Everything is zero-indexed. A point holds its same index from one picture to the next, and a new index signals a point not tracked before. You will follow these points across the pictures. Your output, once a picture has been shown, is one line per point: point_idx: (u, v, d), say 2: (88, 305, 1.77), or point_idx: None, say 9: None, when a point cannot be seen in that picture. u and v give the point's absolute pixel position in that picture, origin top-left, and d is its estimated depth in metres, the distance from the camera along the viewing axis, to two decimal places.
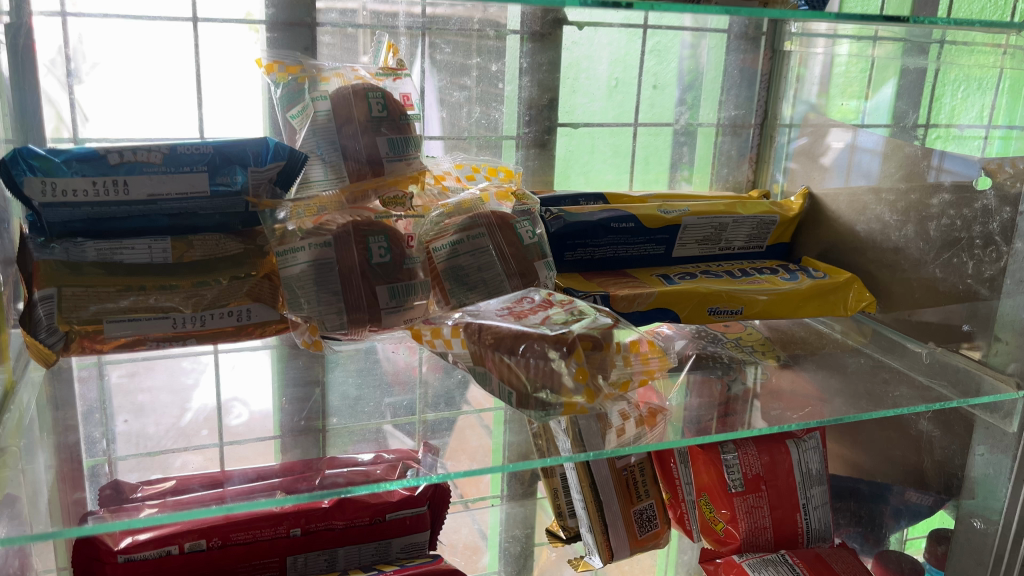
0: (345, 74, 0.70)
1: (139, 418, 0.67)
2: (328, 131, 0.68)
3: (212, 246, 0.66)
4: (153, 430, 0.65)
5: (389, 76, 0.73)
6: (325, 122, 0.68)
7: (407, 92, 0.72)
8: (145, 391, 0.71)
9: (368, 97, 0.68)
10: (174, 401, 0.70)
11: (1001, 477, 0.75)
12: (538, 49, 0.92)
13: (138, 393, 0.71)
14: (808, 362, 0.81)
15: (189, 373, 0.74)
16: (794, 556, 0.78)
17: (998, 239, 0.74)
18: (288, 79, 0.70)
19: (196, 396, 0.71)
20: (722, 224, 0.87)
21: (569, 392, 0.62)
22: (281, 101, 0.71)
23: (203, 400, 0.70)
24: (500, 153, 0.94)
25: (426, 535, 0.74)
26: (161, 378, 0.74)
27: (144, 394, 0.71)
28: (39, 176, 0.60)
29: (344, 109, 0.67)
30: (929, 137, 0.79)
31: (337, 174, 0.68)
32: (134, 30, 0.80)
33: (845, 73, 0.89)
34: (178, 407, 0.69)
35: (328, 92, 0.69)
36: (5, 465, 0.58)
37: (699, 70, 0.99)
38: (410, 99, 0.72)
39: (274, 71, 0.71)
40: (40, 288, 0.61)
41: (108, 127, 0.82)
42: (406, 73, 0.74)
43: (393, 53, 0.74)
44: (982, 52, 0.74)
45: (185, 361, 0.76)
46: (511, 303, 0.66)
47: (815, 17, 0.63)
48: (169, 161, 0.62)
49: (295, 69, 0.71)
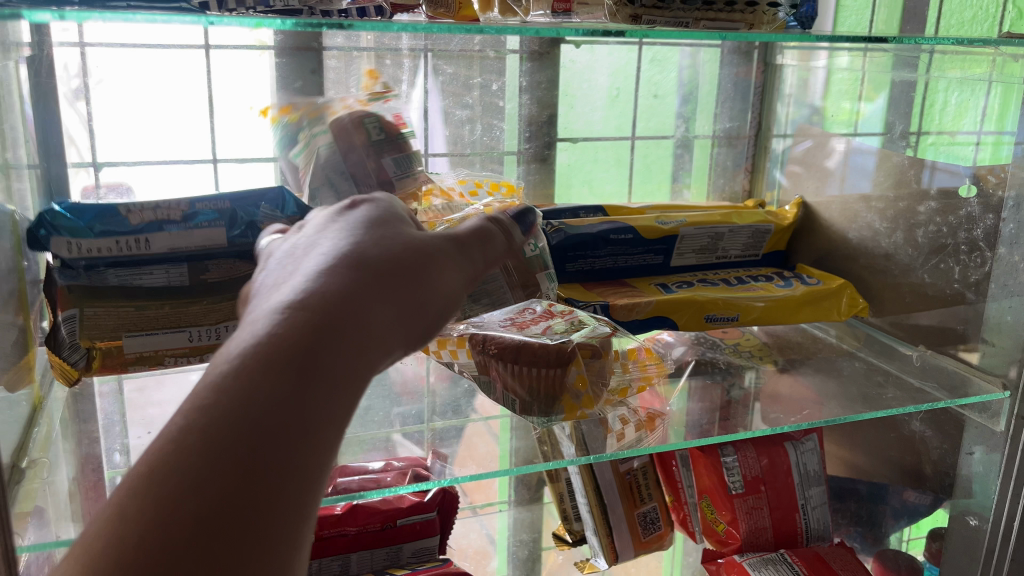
0: (335, 105, 0.73)
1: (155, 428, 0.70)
2: (334, 161, 0.70)
3: (227, 268, 0.67)
4: None
5: (379, 100, 0.75)
6: (329, 155, 0.70)
7: (400, 113, 0.75)
8: (157, 405, 0.73)
9: (365, 124, 0.70)
10: None
11: (991, 476, 0.77)
12: (537, 67, 0.95)
13: (150, 407, 0.73)
14: (805, 366, 0.85)
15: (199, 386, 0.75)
16: (794, 555, 0.81)
17: (982, 245, 0.76)
18: (283, 121, 0.73)
19: None
20: (718, 233, 0.89)
21: (567, 394, 0.66)
22: (283, 145, 0.74)
23: None
24: (502, 168, 0.97)
25: (435, 539, 0.78)
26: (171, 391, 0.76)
27: (155, 407, 0.72)
28: (64, 237, 0.62)
29: (345, 138, 0.70)
30: (923, 144, 0.82)
31: (354, 204, 0.69)
32: (148, 58, 0.82)
33: (842, 82, 0.91)
34: None
35: (326, 125, 0.71)
36: (36, 476, 0.59)
37: (696, 82, 1.03)
38: (401, 117, 0.74)
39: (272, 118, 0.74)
40: (63, 309, 0.64)
41: (123, 149, 0.84)
42: (393, 94, 0.77)
43: (374, 78, 0.77)
44: (975, 61, 0.74)
45: (194, 374, 0.75)
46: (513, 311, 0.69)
47: (797, 39, 0.66)
48: (188, 218, 0.65)
49: (287, 110, 0.73)
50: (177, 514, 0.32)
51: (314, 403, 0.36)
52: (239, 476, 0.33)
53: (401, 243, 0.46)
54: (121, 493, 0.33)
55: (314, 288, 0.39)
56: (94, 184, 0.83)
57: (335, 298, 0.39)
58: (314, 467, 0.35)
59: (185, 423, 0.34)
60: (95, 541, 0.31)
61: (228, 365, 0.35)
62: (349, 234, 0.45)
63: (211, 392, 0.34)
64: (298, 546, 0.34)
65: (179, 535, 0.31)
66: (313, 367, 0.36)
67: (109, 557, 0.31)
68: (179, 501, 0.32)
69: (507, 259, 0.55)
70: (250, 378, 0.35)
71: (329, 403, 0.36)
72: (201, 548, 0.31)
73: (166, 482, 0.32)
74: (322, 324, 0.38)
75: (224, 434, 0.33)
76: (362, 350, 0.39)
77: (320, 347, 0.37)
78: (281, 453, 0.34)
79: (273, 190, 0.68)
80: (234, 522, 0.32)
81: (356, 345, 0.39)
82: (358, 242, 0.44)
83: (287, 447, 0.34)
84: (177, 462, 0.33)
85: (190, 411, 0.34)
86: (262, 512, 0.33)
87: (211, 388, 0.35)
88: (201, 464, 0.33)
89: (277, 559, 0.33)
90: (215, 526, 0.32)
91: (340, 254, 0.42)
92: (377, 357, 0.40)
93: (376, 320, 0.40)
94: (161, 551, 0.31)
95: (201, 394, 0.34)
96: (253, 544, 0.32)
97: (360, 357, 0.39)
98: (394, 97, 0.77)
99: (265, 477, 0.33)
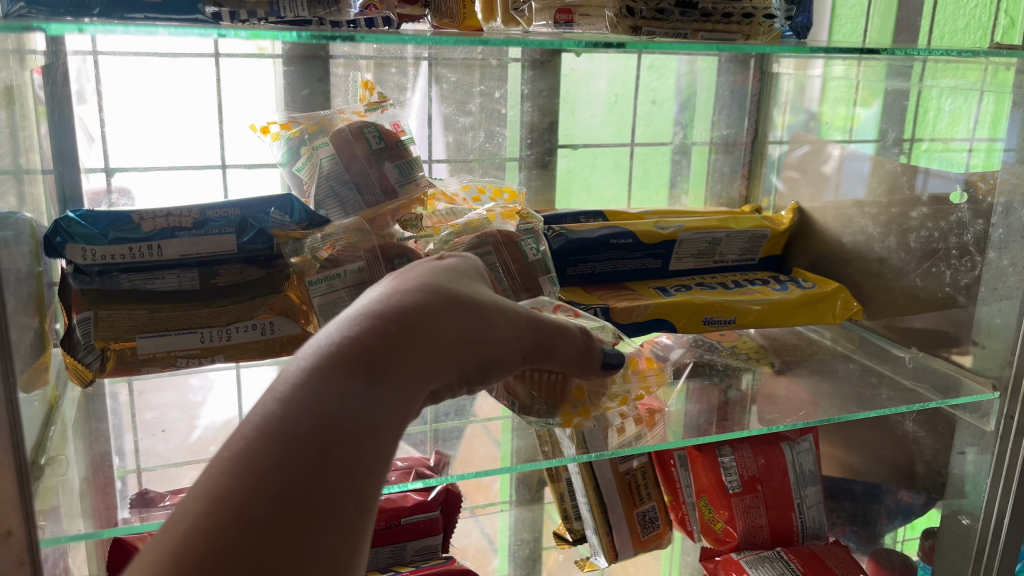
0: (332, 119, 0.75)
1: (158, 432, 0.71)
2: (337, 172, 0.71)
3: (236, 273, 0.69)
4: (162, 447, 0.70)
5: (375, 110, 0.77)
6: (331, 166, 0.71)
7: (396, 121, 0.77)
8: (155, 408, 0.75)
9: (364, 133, 0.72)
10: (184, 418, 0.74)
11: (982, 475, 0.79)
12: (538, 75, 0.97)
13: (148, 411, 0.74)
14: (800, 368, 0.87)
15: (196, 392, 0.78)
16: (789, 553, 0.83)
17: (973, 250, 0.78)
18: (284, 137, 0.75)
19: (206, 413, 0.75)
20: (715, 238, 0.91)
21: (567, 407, 0.68)
22: (286, 159, 0.75)
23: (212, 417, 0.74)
24: (504, 174, 0.99)
25: (438, 538, 0.80)
26: (170, 395, 0.77)
27: (153, 411, 0.74)
28: (79, 244, 0.64)
29: (346, 150, 0.71)
30: (915, 152, 0.84)
31: (360, 211, 0.71)
32: (160, 66, 0.84)
33: (837, 90, 0.93)
34: (189, 424, 0.73)
35: (327, 137, 0.72)
36: (53, 473, 0.61)
37: (694, 89, 1.05)
38: (399, 124, 0.76)
39: (275, 134, 0.76)
40: (78, 312, 0.65)
41: (134, 155, 0.86)
42: (389, 104, 0.78)
43: (370, 89, 0.79)
44: (968, 69, 0.76)
45: (192, 379, 0.79)
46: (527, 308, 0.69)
47: (792, 51, 0.67)
48: (199, 224, 0.67)
49: (287, 126, 0.75)
50: (249, 502, 0.35)
51: (376, 412, 0.39)
52: (305, 470, 0.36)
53: (472, 282, 0.48)
54: (202, 480, 0.35)
55: (387, 305, 0.42)
56: (106, 188, 0.85)
57: (408, 314, 0.42)
58: (369, 473, 0.38)
59: (265, 413, 0.37)
60: (177, 524, 0.34)
61: (304, 364, 0.39)
62: (427, 262, 0.47)
63: (291, 388, 0.38)
64: (354, 545, 0.37)
65: (257, 517, 0.34)
66: (379, 376, 0.40)
67: (193, 540, 0.34)
68: (253, 491, 0.35)
69: (580, 363, 0.53)
70: (323, 380, 0.38)
71: (389, 411, 0.40)
72: (270, 532, 0.34)
73: (241, 473, 0.35)
74: (392, 336, 0.41)
75: (296, 431, 0.37)
76: (422, 373, 0.42)
77: (387, 356, 0.40)
78: (342, 454, 0.37)
79: (282, 199, 0.71)
80: (298, 513, 0.35)
81: (419, 363, 0.42)
82: (433, 269, 0.46)
83: (347, 449, 0.38)
84: (255, 454, 0.36)
85: (269, 405, 0.37)
86: (324, 509, 0.36)
87: (288, 385, 0.38)
88: (275, 457, 0.36)
89: (334, 552, 0.36)
90: (282, 515, 0.35)
91: (414, 274, 0.45)
92: (437, 377, 0.43)
93: (440, 342, 0.43)
94: (234, 535, 0.34)
95: (281, 388, 0.38)
96: (317, 532, 0.36)
97: (422, 375, 0.42)
98: (390, 107, 0.79)
99: (327, 475, 0.36)
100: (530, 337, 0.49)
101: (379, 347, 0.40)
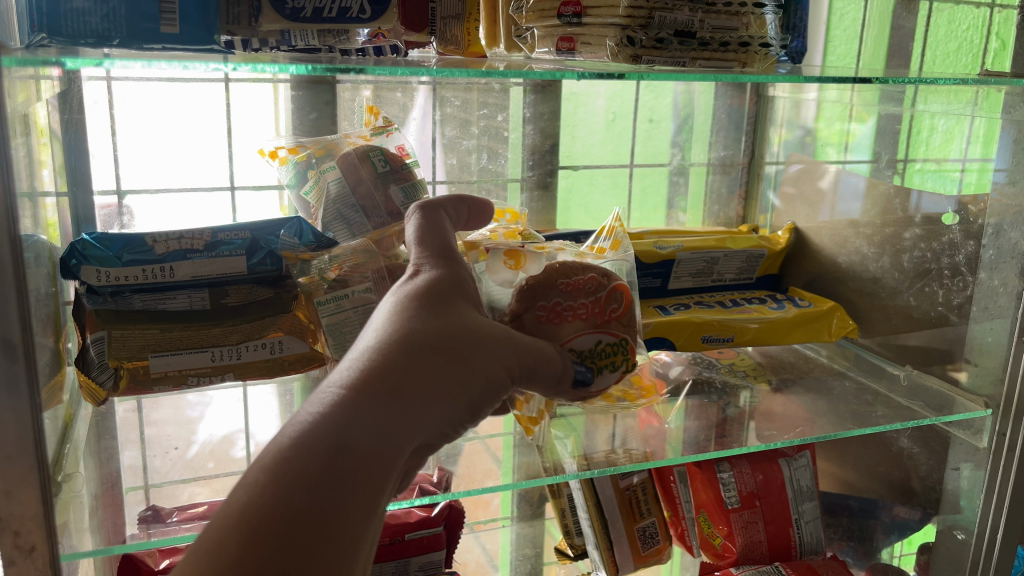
0: (339, 144, 0.77)
1: (161, 450, 0.73)
2: (344, 196, 0.73)
3: (245, 293, 0.70)
4: (159, 463, 0.71)
5: (381, 133, 0.79)
6: (338, 189, 0.73)
7: (401, 144, 0.79)
8: (154, 424, 0.76)
9: (370, 157, 0.74)
10: (182, 434, 0.75)
11: (976, 490, 0.81)
12: (540, 99, 0.99)
13: (147, 426, 0.76)
14: (797, 386, 0.88)
15: (194, 408, 0.80)
16: (788, 567, 0.84)
17: (964, 270, 0.80)
18: (290, 161, 0.77)
19: (203, 429, 0.77)
20: (713, 258, 0.93)
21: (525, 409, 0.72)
22: (292, 182, 0.77)
23: (210, 432, 0.76)
24: (506, 194, 1.01)
25: (442, 553, 0.81)
26: (168, 411, 0.78)
27: (151, 428, 0.75)
28: (93, 265, 0.65)
29: (353, 174, 0.73)
30: (909, 172, 0.86)
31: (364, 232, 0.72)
32: (169, 90, 0.86)
33: (831, 114, 0.96)
34: (185, 440, 0.75)
35: (333, 162, 0.75)
36: (70, 489, 0.62)
37: (691, 112, 1.07)
38: (404, 148, 0.78)
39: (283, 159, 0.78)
40: (91, 332, 0.66)
41: (145, 175, 0.88)
42: (394, 128, 0.80)
43: (375, 114, 0.81)
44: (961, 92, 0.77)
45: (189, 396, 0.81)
46: (575, 289, 0.65)
47: (787, 81, 0.69)
48: (210, 247, 0.68)
49: (295, 150, 0.78)
50: None
51: (350, 481, 0.38)
52: (277, 555, 0.35)
53: (452, 317, 0.46)
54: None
55: (359, 369, 0.41)
56: (116, 205, 0.87)
57: (372, 380, 0.40)
58: (349, 546, 0.37)
59: (237, 502, 0.36)
60: None
61: (274, 447, 0.38)
62: (402, 307, 0.45)
63: (262, 472, 0.37)
64: None
65: None
66: (350, 445, 0.38)
67: None
68: None
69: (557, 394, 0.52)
70: (292, 459, 0.37)
71: (366, 478, 0.38)
72: None
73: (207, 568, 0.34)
74: (363, 400, 0.40)
75: (264, 519, 0.36)
76: (400, 430, 0.40)
77: (358, 423, 0.39)
78: (316, 530, 0.36)
79: (291, 223, 0.72)
80: None
81: (396, 420, 0.40)
82: (407, 315, 0.45)
83: (323, 523, 0.36)
84: (220, 544, 0.35)
85: (237, 495, 0.37)
86: None
87: (258, 474, 0.37)
88: (241, 546, 0.35)
89: None
90: None
91: (388, 327, 0.44)
92: (418, 432, 0.42)
93: (417, 397, 0.42)
94: None
95: (253, 474, 0.37)
96: None
97: (400, 435, 0.40)
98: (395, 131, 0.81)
99: (304, 554, 0.35)
100: (506, 368, 0.48)
101: (350, 414, 0.39)
